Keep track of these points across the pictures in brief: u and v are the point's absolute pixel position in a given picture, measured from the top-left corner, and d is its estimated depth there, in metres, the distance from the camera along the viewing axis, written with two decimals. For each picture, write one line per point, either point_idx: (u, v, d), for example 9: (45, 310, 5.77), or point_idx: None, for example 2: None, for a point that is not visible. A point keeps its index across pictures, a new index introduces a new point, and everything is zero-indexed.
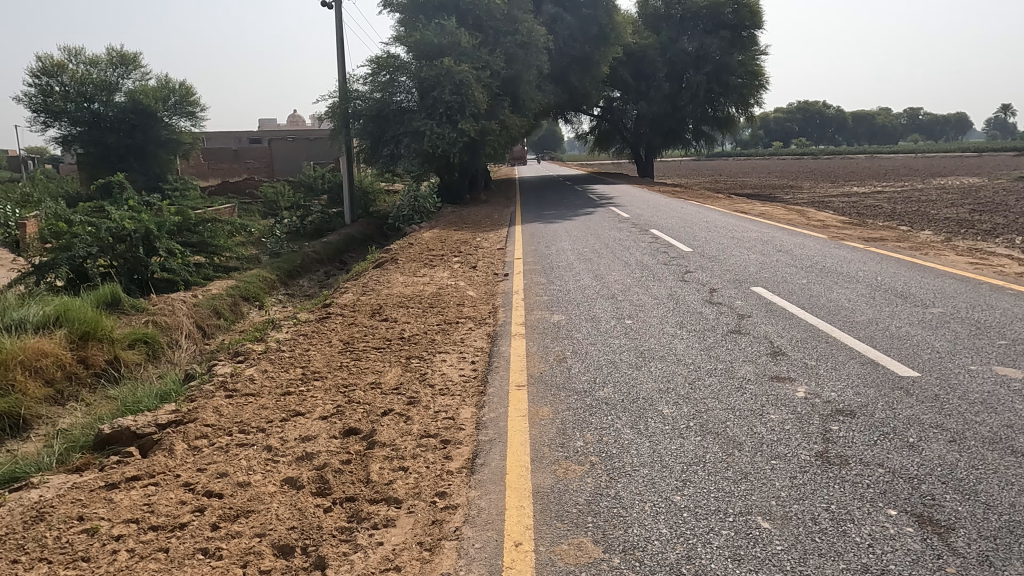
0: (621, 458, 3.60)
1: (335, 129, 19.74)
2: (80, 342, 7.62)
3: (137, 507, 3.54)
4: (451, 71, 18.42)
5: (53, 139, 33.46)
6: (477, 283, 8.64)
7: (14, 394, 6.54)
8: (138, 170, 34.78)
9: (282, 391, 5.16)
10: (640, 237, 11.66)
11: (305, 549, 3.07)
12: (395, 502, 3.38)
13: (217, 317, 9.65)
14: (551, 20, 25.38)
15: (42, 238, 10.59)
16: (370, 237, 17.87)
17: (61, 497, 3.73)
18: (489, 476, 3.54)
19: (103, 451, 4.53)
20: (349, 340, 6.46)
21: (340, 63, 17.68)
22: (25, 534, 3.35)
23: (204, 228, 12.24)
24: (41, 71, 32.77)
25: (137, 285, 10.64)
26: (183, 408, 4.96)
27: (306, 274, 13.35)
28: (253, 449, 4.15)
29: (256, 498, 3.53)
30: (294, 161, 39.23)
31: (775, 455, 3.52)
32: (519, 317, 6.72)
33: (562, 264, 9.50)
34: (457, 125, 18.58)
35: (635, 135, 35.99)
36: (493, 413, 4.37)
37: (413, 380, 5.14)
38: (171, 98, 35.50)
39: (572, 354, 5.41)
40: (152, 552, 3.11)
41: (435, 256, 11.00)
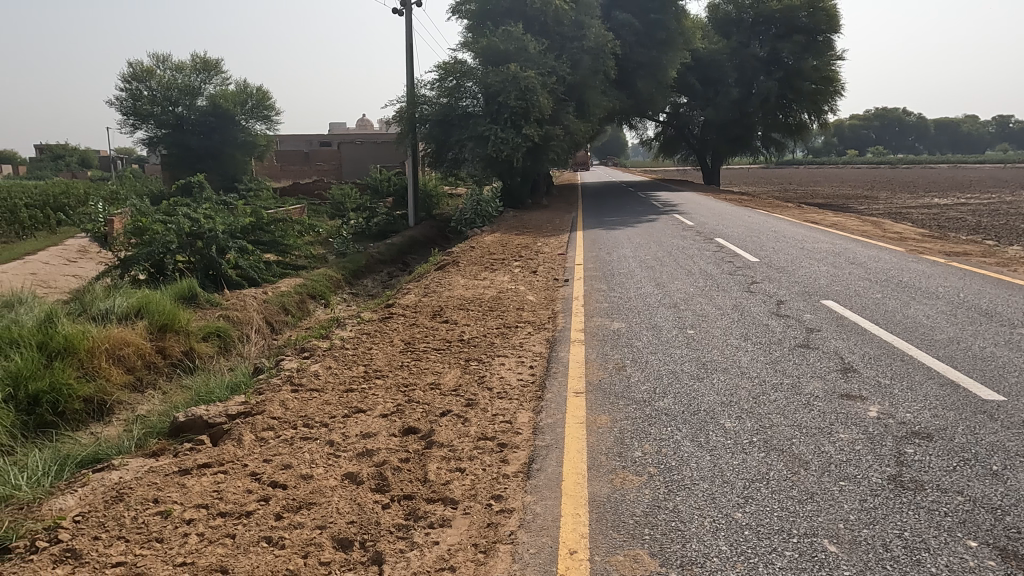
0: (680, 471, 3.53)
1: (402, 133, 20.16)
2: (159, 332, 8.05)
3: (207, 492, 3.70)
4: (517, 78, 18.41)
5: (140, 140, 35.62)
6: (537, 288, 8.67)
7: (99, 379, 6.97)
8: (215, 170, 36.41)
9: (345, 388, 5.30)
10: (704, 246, 11.41)
11: (363, 543, 3.14)
12: (451, 503, 3.42)
13: (285, 313, 10.01)
14: (619, 26, 25.15)
15: (127, 234, 11.22)
16: (433, 240, 18.15)
17: (139, 479, 3.94)
18: (545, 482, 3.53)
19: (177, 438, 4.75)
20: (410, 340, 6.58)
21: (409, 68, 18.07)
22: (105, 513, 3.52)
23: (275, 228, 12.66)
24: (133, 76, 35.35)
25: (211, 281, 11.09)
26: (252, 400, 5.16)
27: (370, 274, 13.64)
28: (315, 443, 4.27)
29: (317, 491, 3.63)
30: (361, 164, 40.23)
31: (843, 476, 3.37)
32: (579, 323, 6.68)
33: (623, 271, 9.42)
34: (521, 130, 18.68)
35: (701, 142, 35.43)
36: (551, 418, 4.36)
37: (471, 382, 5.19)
38: (249, 102, 36.95)
39: (631, 362, 5.34)
40: (219, 537, 3.23)
41: (496, 260, 11.08)
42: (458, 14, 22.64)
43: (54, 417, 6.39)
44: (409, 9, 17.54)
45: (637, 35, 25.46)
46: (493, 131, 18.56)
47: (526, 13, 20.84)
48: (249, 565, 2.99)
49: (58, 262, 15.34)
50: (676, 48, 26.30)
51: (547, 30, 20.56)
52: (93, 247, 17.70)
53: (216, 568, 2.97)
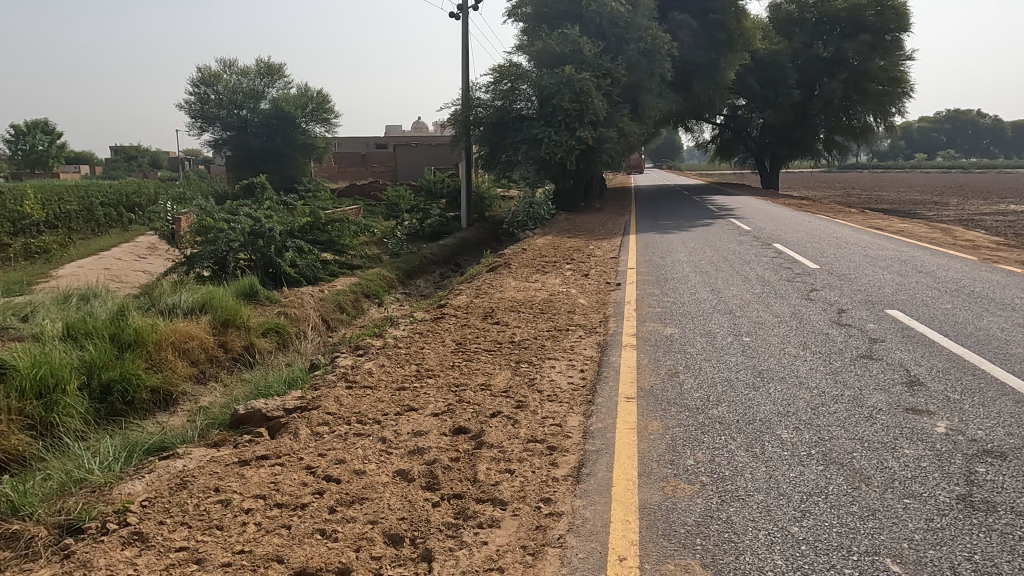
0: (734, 482, 3.45)
1: (456, 135, 20.40)
2: (221, 327, 8.37)
3: (265, 484, 3.82)
4: (572, 80, 18.33)
5: (207, 141, 37.39)
6: (589, 291, 8.61)
7: (166, 371, 7.28)
8: (276, 172, 37.42)
9: (397, 386, 5.38)
10: (761, 251, 11.12)
11: (413, 540, 3.18)
12: (500, 504, 3.43)
13: (340, 311, 10.25)
14: (676, 26, 24.72)
15: (194, 232, 11.69)
16: (485, 242, 18.27)
17: (201, 468, 4.10)
18: (595, 487, 3.50)
19: (236, 429, 4.91)
20: (461, 340, 6.63)
21: (464, 71, 18.24)
22: (171, 499, 3.68)
23: (333, 228, 12.95)
24: (202, 81, 37.37)
25: (271, 279, 11.46)
26: (308, 395, 5.31)
27: (423, 274, 13.83)
28: (368, 439, 4.36)
29: (369, 486, 3.71)
30: (415, 165, 40.80)
31: (908, 494, 3.23)
32: (631, 328, 6.61)
33: (677, 276, 9.27)
34: (575, 132, 18.62)
35: (759, 145, 34.60)
36: (601, 423, 4.32)
37: (522, 384, 5.19)
38: (309, 105, 37.80)
39: (685, 369, 5.25)
40: (275, 528, 3.33)
41: (548, 263, 11.06)
42: (513, 18, 22.86)
43: (124, 406, 6.71)
44: (466, 13, 17.71)
45: (695, 35, 25.01)
46: (547, 134, 18.56)
47: (582, 15, 20.76)
48: (304, 556, 3.06)
49: (129, 258, 16.08)
50: (735, 49, 26.03)
51: (603, 32, 20.41)
52: (162, 244, 18.52)
53: (273, 557, 3.07)
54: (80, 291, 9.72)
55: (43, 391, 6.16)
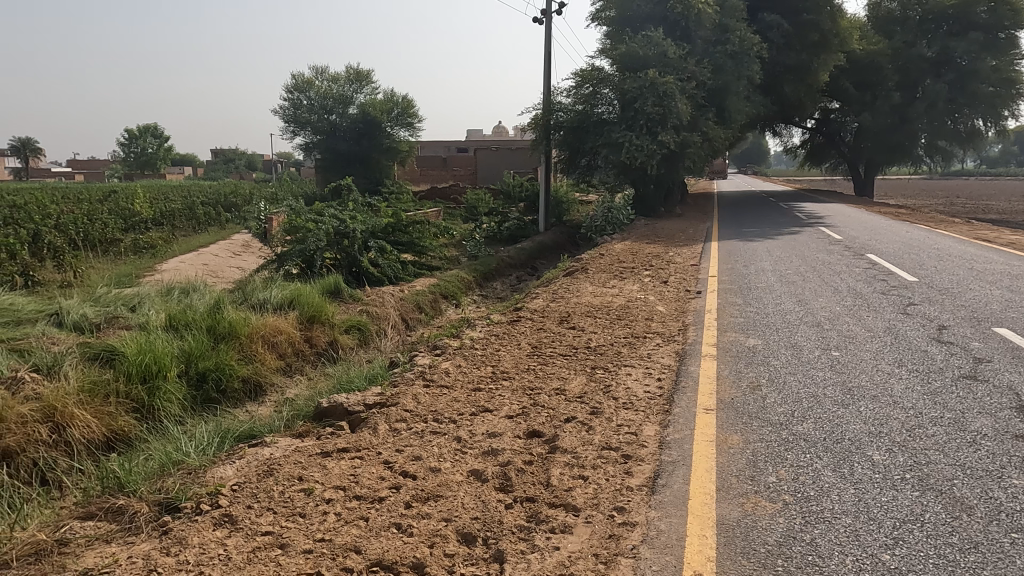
0: (820, 502, 3.29)
1: (536, 140, 20.48)
2: (308, 324, 8.74)
3: (345, 475, 3.95)
4: (655, 83, 17.99)
5: (299, 145, 39.12)
6: (668, 298, 8.45)
7: (255, 362, 7.66)
8: (362, 174, 38.65)
9: (473, 387, 5.45)
10: (853, 262, 10.57)
11: (485, 540, 3.21)
12: (573, 510, 3.41)
13: (419, 311, 10.49)
14: (766, 27, 23.68)
15: (284, 232, 12.25)
16: (562, 246, 18.23)
17: (286, 457, 4.29)
18: (671, 499, 3.43)
19: (320, 422, 5.11)
20: (537, 344, 6.65)
21: (546, 75, 18.30)
22: (258, 484, 3.87)
23: (414, 229, 13.27)
24: (296, 88, 39.35)
25: (354, 278, 11.87)
26: (387, 392, 5.46)
27: (500, 278, 13.94)
28: (444, 438, 4.43)
29: (444, 484, 3.77)
30: (495, 169, 41.22)
31: (1016, 528, 2.99)
32: (711, 337, 6.42)
33: (761, 285, 8.95)
34: (657, 137, 18.30)
35: (853, 150, 32.93)
36: (677, 434, 4.22)
37: (597, 390, 5.14)
38: (395, 110, 38.95)
39: (768, 383, 5.06)
40: (354, 518, 3.44)
41: (625, 269, 10.91)
42: (596, 21, 22.72)
43: (217, 394, 7.12)
44: (549, 18, 17.77)
45: (787, 36, 24.00)
46: (629, 138, 18.34)
47: (667, 18, 20.35)
48: (380, 548, 3.15)
49: (226, 255, 17.01)
50: (829, 50, 24.97)
51: (689, 34, 19.91)
52: (255, 242, 19.51)
53: (351, 547, 3.16)
54: (181, 285, 10.36)
55: (147, 376, 6.61)
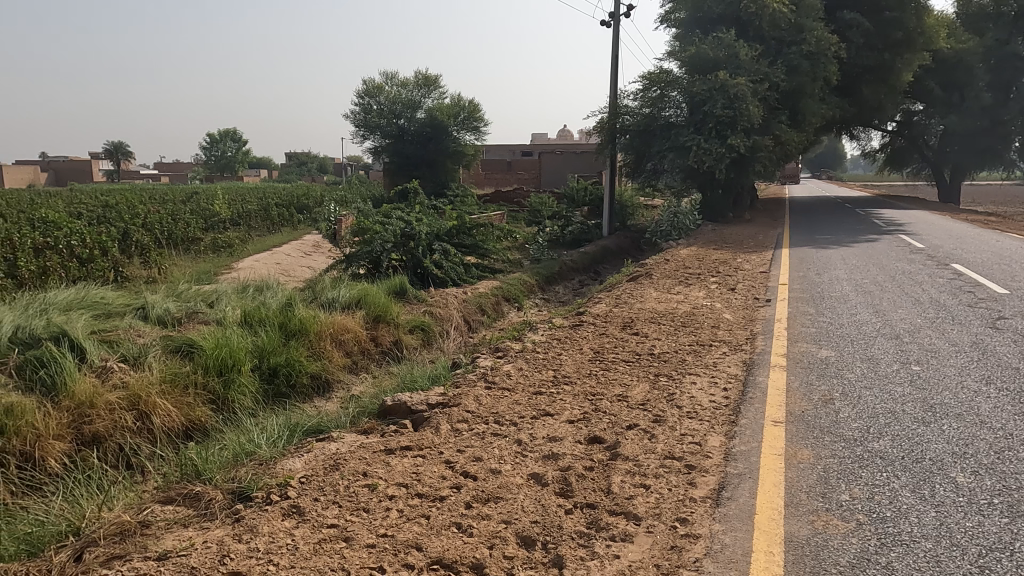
0: (897, 524, 3.14)
1: (602, 143, 20.35)
2: (374, 323, 8.96)
3: (407, 473, 4.02)
4: (726, 85, 17.55)
5: (368, 148, 40.06)
6: (735, 306, 8.23)
7: (323, 359, 7.90)
8: (428, 177, 39.34)
9: (534, 390, 5.45)
10: (936, 272, 10.02)
11: (544, 545, 3.19)
12: (634, 519, 3.36)
13: (482, 313, 10.59)
14: (845, 26, 22.67)
15: (353, 233, 12.58)
16: (626, 251, 18.03)
17: (352, 452, 4.41)
18: (736, 513, 3.33)
19: (384, 419, 5.22)
20: (599, 349, 6.59)
21: (613, 78, 18.16)
22: (325, 478, 3.99)
23: (478, 232, 13.39)
24: (366, 93, 40.36)
25: (419, 278, 12.09)
26: (450, 392, 5.54)
27: (562, 282, 13.90)
28: (504, 440, 4.45)
29: (504, 486, 3.78)
30: (560, 173, 41.12)
31: None
32: (781, 347, 6.22)
33: (835, 294, 8.60)
34: (726, 140, 17.86)
35: (938, 153, 31.27)
36: (744, 445, 4.10)
37: (660, 398, 5.05)
38: (461, 114, 39.46)
39: (841, 396, 4.84)
40: (415, 516, 3.49)
41: (691, 275, 10.70)
42: (666, 24, 22.35)
43: (287, 389, 7.39)
44: (617, 20, 17.63)
45: (867, 35, 22.97)
46: (697, 142, 17.98)
47: (740, 19, 19.82)
48: (440, 547, 3.19)
49: (297, 255, 17.58)
50: (913, 50, 23.79)
51: (763, 35, 19.33)
52: (325, 243, 20.11)
53: (412, 544, 3.22)
54: (255, 283, 10.80)
55: (223, 369, 6.92)
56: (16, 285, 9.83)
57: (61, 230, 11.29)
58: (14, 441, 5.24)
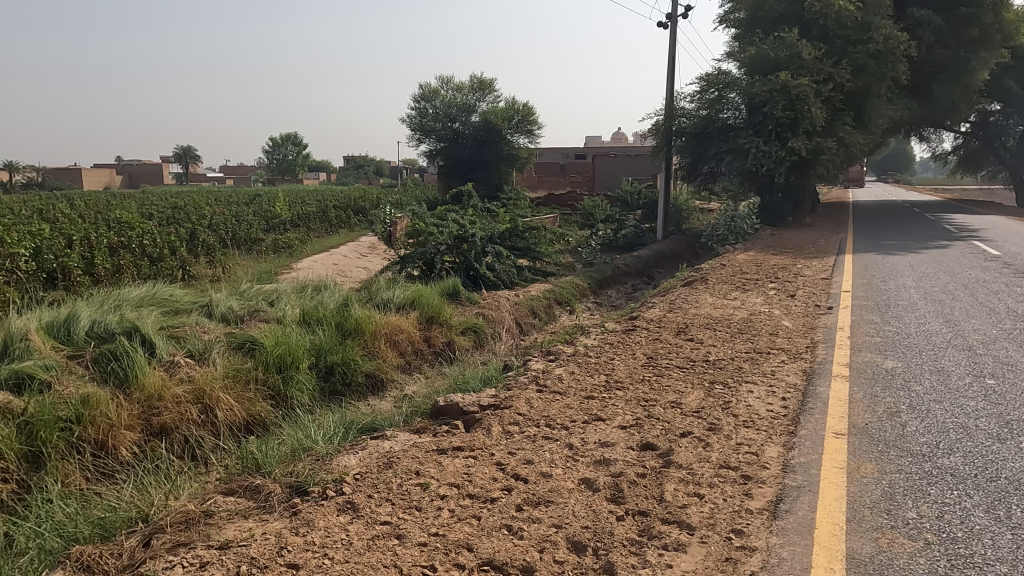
0: (969, 546, 2.98)
1: (657, 146, 20.10)
2: (428, 324, 9.09)
3: (459, 473, 4.06)
4: (787, 86, 17.05)
5: (423, 152, 40.54)
6: (795, 313, 7.99)
7: (378, 358, 8.05)
8: (482, 180, 39.65)
9: (586, 394, 5.42)
10: (1013, 280, 9.50)
11: (595, 550, 3.17)
12: (687, 528, 3.30)
13: (533, 316, 10.60)
14: (916, 23, 21.74)
15: (408, 235, 12.78)
16: (680, 255, 17.73)
17: (405, 451, 4.47)
18: (794, 526, 3.23)
19: (436, 419, 5.27)
20: (652, 354, 6.50)
21: (669, 80, 17.91)
22: (379, 475, 4.06)
23: (530, 235, 13.40)
24: (423, 97, 40.92)
25: (472, 280, 12.19)
26: (502, 394, 5.56)
27: (615, 285, 13.78)
28: (555, 444, 4.43)
29: (555, 490, 3.77)
30: (614, 176, 40.75)
31: None
32: (843, 357, 6.00)
33: (902, 303, 8.25)
34: (787, 142, 17.37)
35: (1016, 155, 29.65)
36: (804, 457, 3.98)
37: (715, 406, 4.95)
38: (516, 118, 39.56)
39: (909, 409, 4.64)
40: (466, 516, 3.52)
41: (748, 280, 10.44)
42: (725, 24, 21.88)
43: (343, 386, 7.56)
44: (674, 22, 17.38)
45: (940, 32, 21.97)
46: (756, 144, 17.56)
47: (803, 17, 19.22)
48: (491, 549, 3.20)
49: (354, 256, 17.95)
50: (991, 47, 22.63)
51: (827, 34, 18.72)
52: (381, 245, 20.47)
53: (463, 544, 3.24)
54: (313, 283, 11.08)
55: (282, 366, 7.13)
56: (93, 282, 10.37)
57: (134, 230, 11.87)
58: (90, 430, 5.51)
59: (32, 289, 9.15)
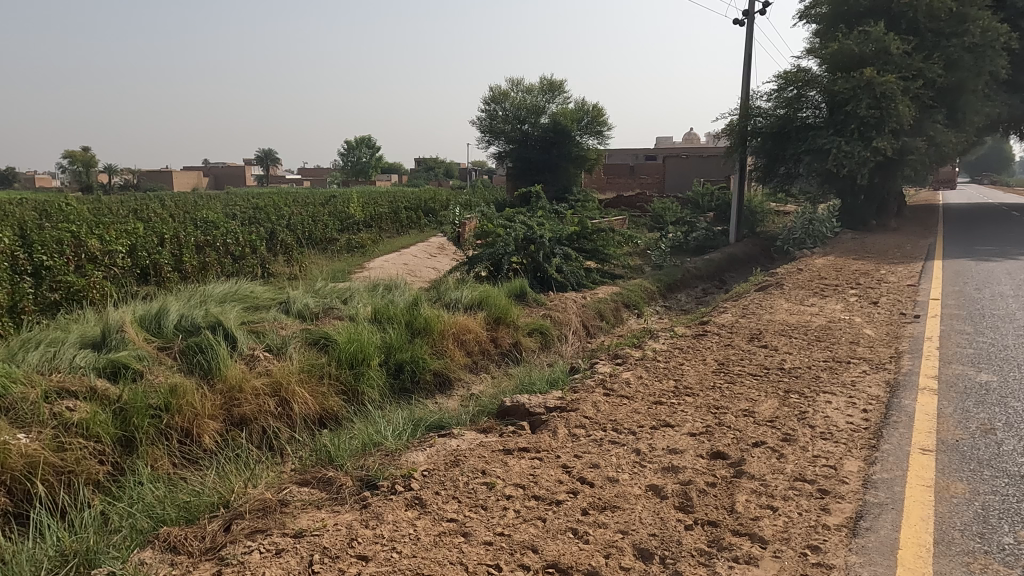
0: None
1: (731, 147, 19.58)
2: (495, 324, 9.16)
3: (525, 474, 4.06)
4: (872, 83, 16.26)
5: (493, 153, 40.94)
6: (878, 321, 7.60)
7: (446, 357, 8.17)
8: (550, 182, 39.58)
9: (654, 399, 5.33)
10: None
11: (662, 559, 3.11)
12: (759, 541, 3.19)
13: (601, 319, 10.51)
14: (1017, 14, 20.36)
15: (476, 236, 12.91)
16: (754, 259, 17.19)
17: (472, 449, 4.52)
18: (876, 546, 3.07)
19: (503, 420, 5.31)
20: (724, 361, 6.33)
21: (745, 79, 17.41)
22: (445, 473, 4.12)
23: (598, 237, 13.29)
24: (493, 100, 41.50)
25: (538, 282, 12.21)
26: (568, 396, 5.54)
27: (685, 289, 13.49)
28: (622, 449, 4.38)
29: (621, 495, 3.73)
30: (685, 177, 39.88)
31: None
32: (931, 369, 5.67)
33: (998, 313, 7.72)
34: (871, 142, 16.57)
35: None
36: (887, 473, 3.78)
37: (790, 416, 4.76)
38: (585, 119, 39.41)
39: (1005, 427, 4.33)
40: (531, 517, 3.52)
41: (827, 286, 10.02)
42: (805, 19, 21.09)
43: (411, 384, 7.71)
44: (751, 19, 16.89)
45: None
46: (837, 144, 16.85)
47: (890, 10, 18.31)
48: (556, 551, 3.19)
49: (423, 257, 18.27)
50: None
51: (917, 27, 17.74)
52: (450, 245, 20.76)
53: (528, 545, 3.24)
54: (384, 282, 11.33)
55: (354, 362, 7.34)
56: (181, 278, 10.98)
57: (219, 230, 12.47)
58: (177, 418, 5.83)
59: (127, 283, 9.78)
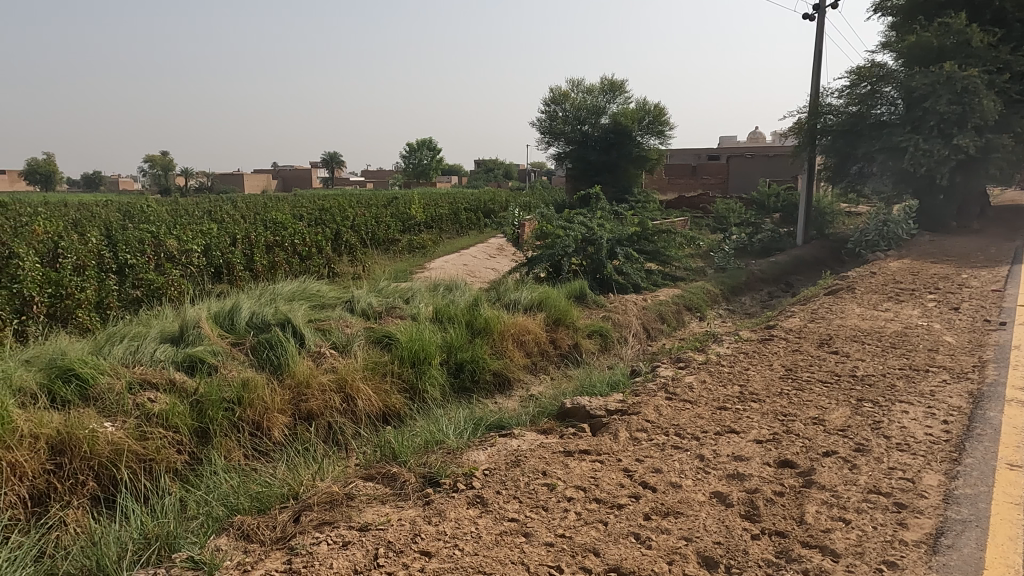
0: None
1: (799, 146, 18.98)
2: (554, 325, 9.16)
3: (586, 476, 4.05)
4: (953, 77, 15.45)
5: (553, 154, 40.85)
6: (960, 328, 7.20)
7: (505, 357, 8.21)
8: (610, 183, 39.00)
9: (719, 405, 5.21)
10: None
11: (728, 568, 3.04)
12: (831, 555, 3.08)
13: (661, 321, 10.35)
14: None
15: (536, 237, 12.93)
16: (823, 261, 16.59)
17: (533, 450, 4.53)
18: (959, 564, 2.92)
19: (563, 421, 5.30)
20: (792, 366, 6.13)
21: (814, 75, 16.85)
22: (506, 473, 4.14)
23: (659, 238, 13.09)
24: (553, 100, 41.73)
25: (598, 283, 12.14)
26: (630, 399, 5.48)
27: (749, 292, 13.16)
28: (685, 454, 4.30)
29: (685, 501, 3.66)
30: (750, 177, 38.83)
31: None
32: (1019, 379, 5.34)
33: None
34: (951, 140, 15.74)
35: None
36: (969, 489, 3.58)
37: (863, 426, 4.57)
38: (646, 118, 38.89)
39: None
40: (593, 520, 3.50)
41: (903, 290, 9.56)
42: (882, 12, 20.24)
43: (471, 383, 7.80)
44: (822, 13, 16.34)
45: None
46: (914, 142, 16.09)
47: None
48: (618, 555, 3.16)
49: (483, 257, 18.42)
50: None
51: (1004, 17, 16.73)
52: (509, 246, 20.86)
53: (589, 548, 3.23)
54: (445, 282, 11.48)
55: (416, 361, 7.47)
56: (252, 276, 11.43)
57: (287, 230, 12.91)
58: (249, 411, 6.07)
59: (203, 281, 10.27)
